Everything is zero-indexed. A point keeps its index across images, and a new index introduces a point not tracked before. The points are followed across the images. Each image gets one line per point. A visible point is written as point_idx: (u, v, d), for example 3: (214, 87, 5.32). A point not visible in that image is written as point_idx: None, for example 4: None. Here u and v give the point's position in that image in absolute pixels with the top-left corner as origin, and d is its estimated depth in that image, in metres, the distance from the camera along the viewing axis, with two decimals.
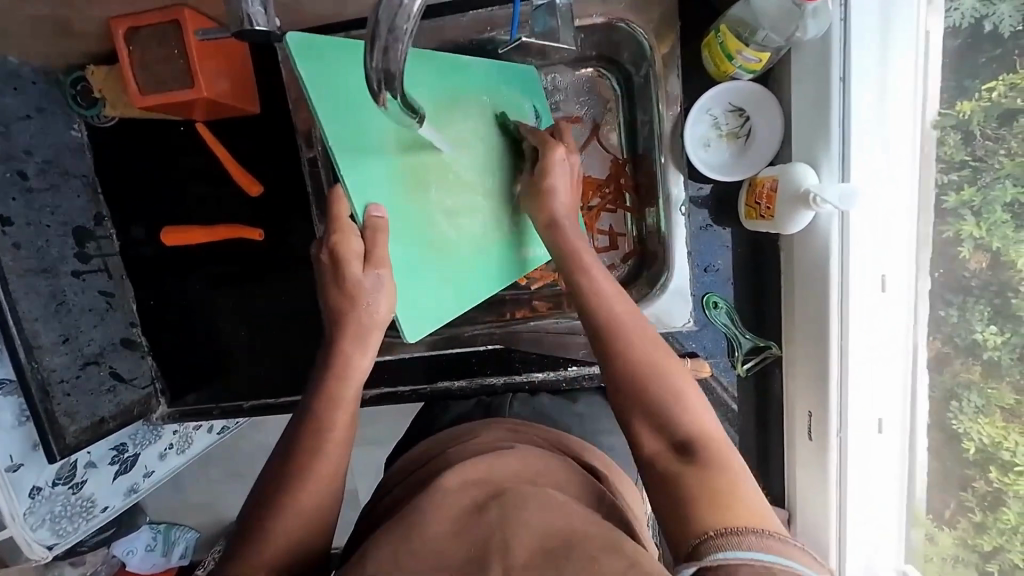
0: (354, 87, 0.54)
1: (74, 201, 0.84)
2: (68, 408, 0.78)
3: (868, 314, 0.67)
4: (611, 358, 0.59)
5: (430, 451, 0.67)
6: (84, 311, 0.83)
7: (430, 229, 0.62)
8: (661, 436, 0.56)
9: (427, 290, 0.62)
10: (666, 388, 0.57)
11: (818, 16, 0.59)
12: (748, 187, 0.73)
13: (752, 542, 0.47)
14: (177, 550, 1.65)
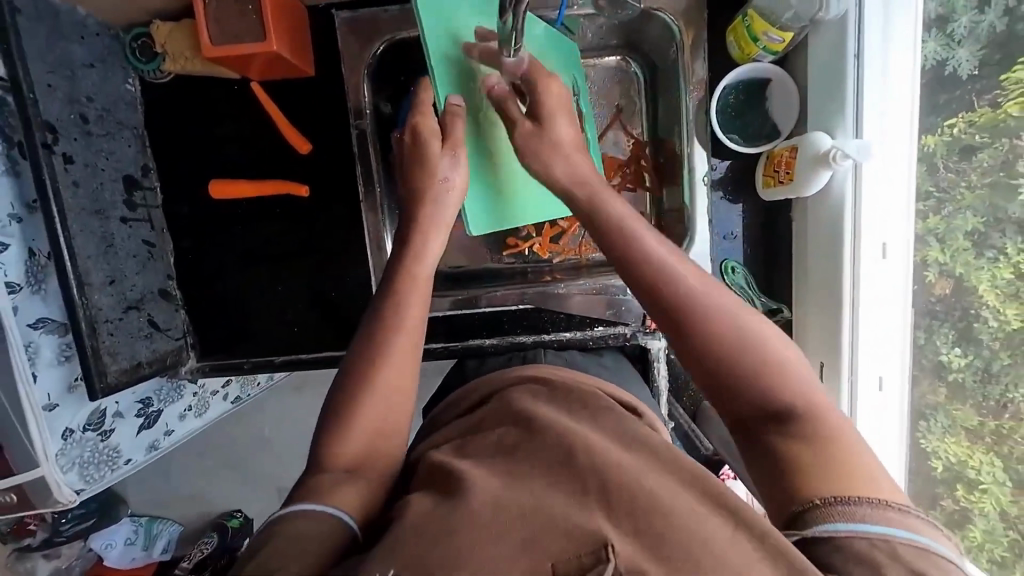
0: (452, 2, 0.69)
1: (126, 150, 0.86)
2: (110, 347, 0.80)
3: (875, 270, 0.74)
4: (677, 319, 0.54)
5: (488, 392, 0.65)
6: (129, 257, 0.85)
7: (498, 141, 0.76)
8: (758, 401, 0.51)
9: (492, 189, 0.76)
10: (753, 344, 0.52)
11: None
12: (766, 159, 0.81)
13: (870, 513, 0.44)
14: (157, 545, 1.63)
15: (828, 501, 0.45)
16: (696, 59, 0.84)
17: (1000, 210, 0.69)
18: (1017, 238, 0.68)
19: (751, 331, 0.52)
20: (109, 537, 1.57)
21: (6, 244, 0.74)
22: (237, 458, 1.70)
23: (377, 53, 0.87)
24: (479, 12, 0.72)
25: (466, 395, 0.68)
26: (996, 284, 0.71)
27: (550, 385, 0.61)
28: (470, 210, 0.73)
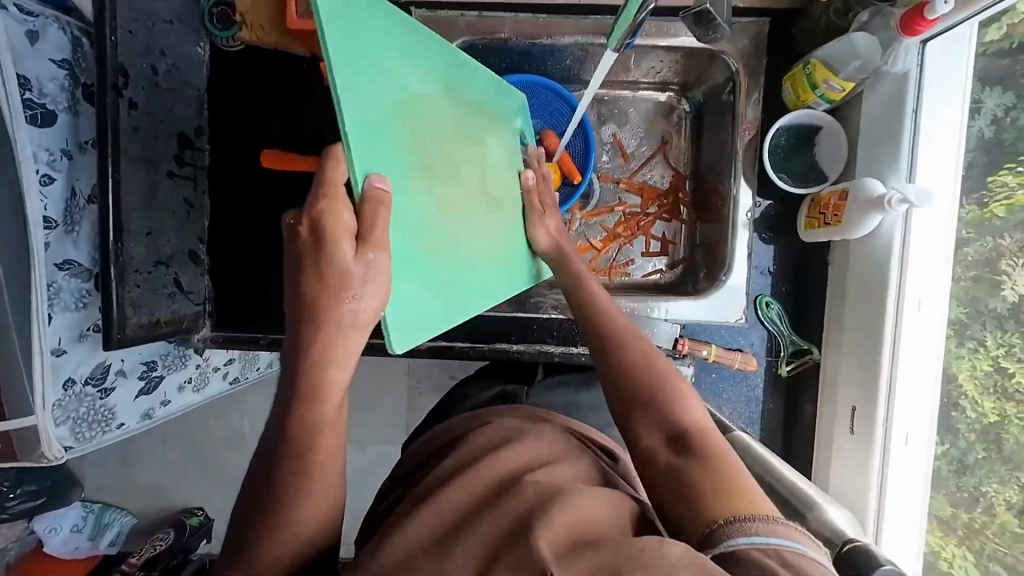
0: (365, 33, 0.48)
1: (185, 109, 0.87)
2: (133, 299, 0.77)
3: (921, 319, 0.74)
4: (608, 355, 0.68)
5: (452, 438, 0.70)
6: (169, 212, 0.84)
7: (434, 222, 0.57)
8: (659, 426, 0.62)
9: (425, 291, 0.55)
10: (662, 375, 0.65)
11: (907, 55, 0.70)
12: (810, 202, 0.84)
13: (760, 527, 0.49)
14: (105, 537, 1.55)
15: (731, 519, 0.51)
16: (752, 100, 0.88)
17: (981, 302, 0.74)
18: (996, 331, 0.73)
19: (665, 371, 0.65)
20: (56, 521, 1.50)
21: (53, 177, 0.73)
22: (212, 451, 1.61)
23: None
24: (387, 42, 0.52)
25: (439, 437, 0.72)
26: (975, 374, 0.74)
27: (522, 426, 0.67)
28: (392, 327, 0.50)
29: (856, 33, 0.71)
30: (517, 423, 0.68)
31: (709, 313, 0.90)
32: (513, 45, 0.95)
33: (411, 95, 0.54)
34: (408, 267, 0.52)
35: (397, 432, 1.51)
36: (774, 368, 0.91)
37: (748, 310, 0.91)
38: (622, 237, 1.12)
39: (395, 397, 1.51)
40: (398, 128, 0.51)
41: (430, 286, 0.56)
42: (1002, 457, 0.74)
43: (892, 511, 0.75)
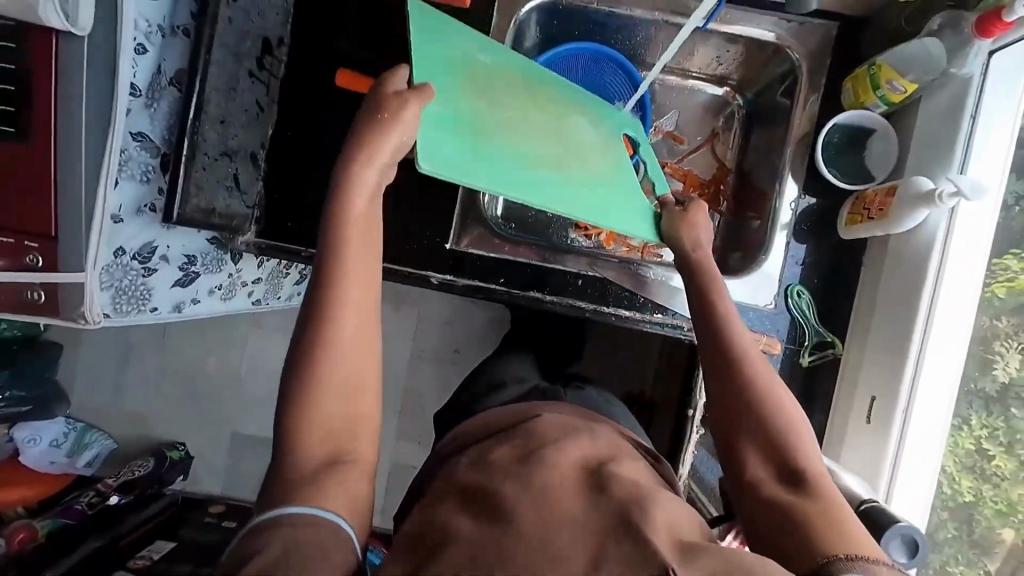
0: (450, 26, 0.78)
1: (273, 17, 0.90)
2: (198, 181, 0.79)
3: (953, 314, 0.76)
4: (734, 373, 0.64)
5: (500, 424, 0.69)
6: (241, 109, 0.86)
7: (484, 125, 0.71)
8: (772, 459, 0.60)
9: (467, 150, 0.66)
10: (786, 414, 0.62)
11: (975, 57, 0.74)
12: (854, 199, 0.88)
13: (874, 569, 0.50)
14: (83, 456, 1.50)
15: (849, 556, 0.52)
16: (810, 98, 0.92)
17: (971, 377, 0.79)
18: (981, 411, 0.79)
19: (786, 400, 0.63)
20: (36, 432, 1.46)
21: (146, 49, 0.75)
22: (209, 383, 1.60)
23: (525, 15, 0.97)
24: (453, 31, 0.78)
25: (490, 419, 0.71)
26: (961, 455, 0.79)
27: (591, 427, 0.66)
28: (438, 165, 0.62)
29: (924, 38, 0.77)
30: (571, 421, 0.67)
31: (741, 295, 0.93)
32: (590, 12, 0.99)
33: (465, 56, 0.76)
34: (449, 127, 0.67)
35: (400, 388, 1.51)
36: (796, 357, 0.92)
37: (778, 296, 0.93)
38: None
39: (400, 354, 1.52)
40: (452, 60, 0.74)
41: (471, 154, 0.67)
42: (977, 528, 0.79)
43: (901, 499, 0.76)
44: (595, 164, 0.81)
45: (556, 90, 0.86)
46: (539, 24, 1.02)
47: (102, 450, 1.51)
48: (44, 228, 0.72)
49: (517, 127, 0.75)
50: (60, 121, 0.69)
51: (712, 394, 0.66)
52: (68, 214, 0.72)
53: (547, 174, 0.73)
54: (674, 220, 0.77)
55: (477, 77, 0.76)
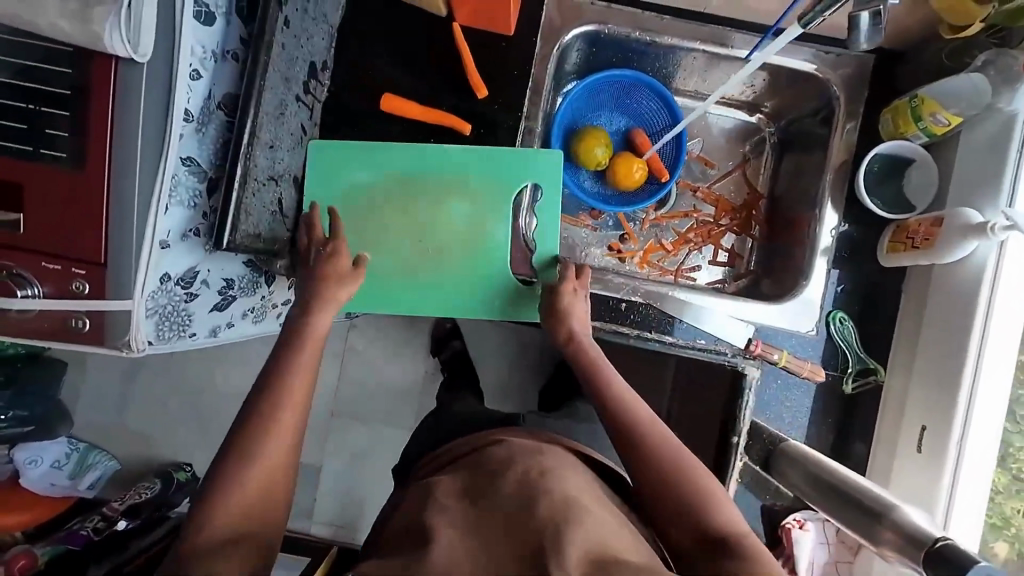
0: (353, 162, 0.91)
1: (320, 42, 0.90)
2: (249, 207, 0.78)
3: (1006, 345, 0.76)
4: (637, 452, 0.68)
5: (495, 437, 0.73)
6: (288, 134, 0.85)
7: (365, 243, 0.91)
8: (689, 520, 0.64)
9: (370, 285, 0.92)
10: (695, 474, 0.66)
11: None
12: (894, 228, 0.89)
13: None
14: (86, 478, 1.45)
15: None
16: (848, 127, 0.94)
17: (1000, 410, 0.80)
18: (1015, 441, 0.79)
19: (691, 464, 0.67)
20: (37, 452, 1.41)
21: (201, 74, 0.75)
22: (214, 403, 1.51)
23: (566, 42, 0.99)
24: (345, 153, 0.91)
25: (480, 435, 0.76)
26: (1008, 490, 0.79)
27: (550, 444, 0.70)
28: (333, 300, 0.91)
29: (966, 75, 0.78)
30: (536, 440, 0.70)
31: (784, 321, 0.94)
32: (630, 41, 1.00)
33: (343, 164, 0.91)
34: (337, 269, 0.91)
35: (422, 410, 1.48)
36: (840, 384, 0.94)
37: (820, 322, 0.94)
38: (693, 242, 1.16)
39: (424, 369, 1.52)
40: (348, 201, 0.91)
41: (371, 284, 0.92)
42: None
43: (960, 523, 0.75)
44: (481, 232, 0.91)
45: (442, 172, 0.91)
46: (579, 51, 1.03)
47: (107, 472, 1.45)
48: (94, 254, 0.70)
49: (374, 234, 0.91)
50: (114, 146, 0.68)
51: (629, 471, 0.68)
52: (118, 241, 0.70)
53: (436, 283, 0.92)
54: (554, 307, 0.83)
55: (365, 182, 0.91)
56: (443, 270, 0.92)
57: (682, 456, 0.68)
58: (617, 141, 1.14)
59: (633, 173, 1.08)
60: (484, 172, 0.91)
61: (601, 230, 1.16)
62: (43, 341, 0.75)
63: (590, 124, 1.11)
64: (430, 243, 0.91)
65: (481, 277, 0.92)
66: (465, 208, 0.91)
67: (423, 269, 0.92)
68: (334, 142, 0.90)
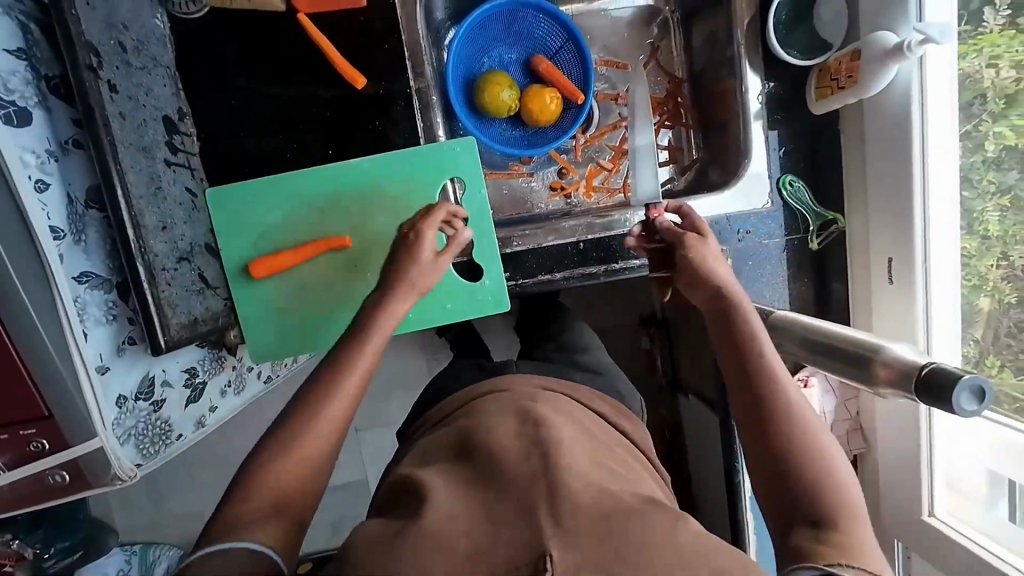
0: (245, 211, 0.86)
1: (161, 89, 0.79)
2: (171, 298, 0.72)
3: (946, 163, 0.78)
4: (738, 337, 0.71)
5: (489, 391, 0.78)
6: (176, 205, 0.78)
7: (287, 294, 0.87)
8: (816, 495, 0.59)
9: (351, 318, 0.89)
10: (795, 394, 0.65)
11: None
12: (818, 73, 0.86)
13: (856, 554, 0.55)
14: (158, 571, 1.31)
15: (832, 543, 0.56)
16: None
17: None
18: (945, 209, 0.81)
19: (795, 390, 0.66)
20: (100, 569, 1.28)
21: (48, 182, 0.66)
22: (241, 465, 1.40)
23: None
24: (233, 205, 0.85)
25: (465, 396, 0.80)
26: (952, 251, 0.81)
27: (534, 392, 0.76)
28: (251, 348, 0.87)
29: None
30: (528, 392, 0.76)
31: (737, 205, 0.93)
32: None
33: (235, 218, 0.86)
34: (255, 321, 0.88)
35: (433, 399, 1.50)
36: (805, 244, 0.94)
37: (772, 193, 0.93)
38: (630, 152, 1.11)
39: (428, 351, 1.53)
40: (257, 249, 0.86)
41: None
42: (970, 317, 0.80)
43: (940, 342, 0.81)
44: None
45: (353, 180, 0.87)
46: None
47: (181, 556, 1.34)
48: (37, 411, 0.66)
49: (316, 280, 0.87)
50: None
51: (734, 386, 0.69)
52: (51, 386, 0.65)
53: None
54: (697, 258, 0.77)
55: (262, 228, 0.86)
56: None
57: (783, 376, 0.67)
58: (520, 76, 1.05)
59: (546, 109, 1.01)
60: (396, 172, 0.87)
61: (536, 173, 1.11)
62: (31, 503, 0.72)
63: (486, 69, 1.02)
64: (364, 264, 0.88)
65: None
66: (388, 217, 0.88)
67: (365, 292, 0.89)
68: (223, 188, 0.85)
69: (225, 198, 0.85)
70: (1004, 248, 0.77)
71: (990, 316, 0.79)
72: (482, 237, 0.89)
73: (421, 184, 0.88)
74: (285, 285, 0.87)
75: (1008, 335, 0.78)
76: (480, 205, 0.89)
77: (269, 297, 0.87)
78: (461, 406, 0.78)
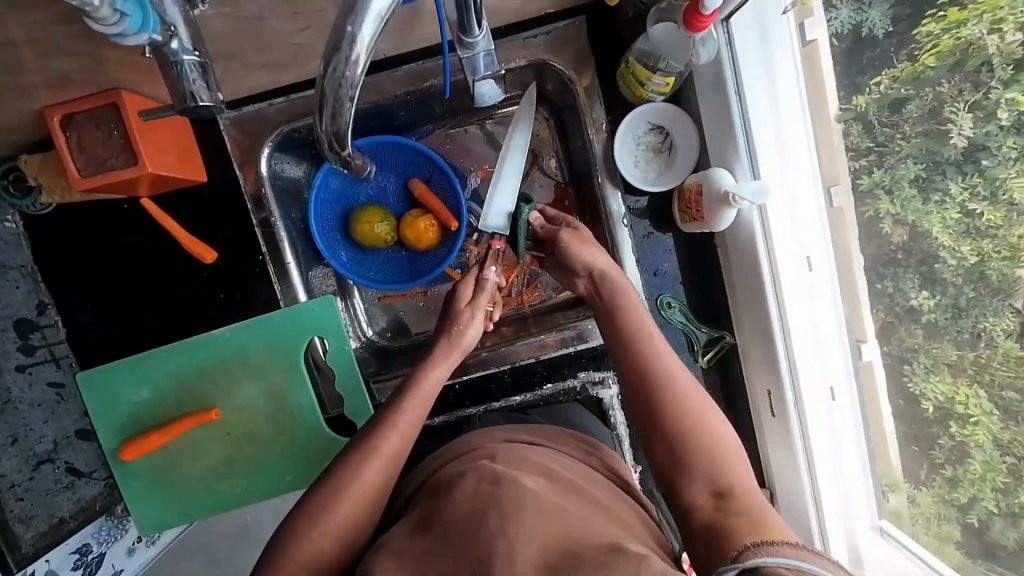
0: (116, 392, 0.86)
1: (14, 293, 0.80)
2: (21, 514, 0.73)
3: (805, 292, 0.76)
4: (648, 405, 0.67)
5: (453, 452, 0.70)
6: (32, 407, 0.79)
7: (164, 470, 0.87)
8: (706, 474, 0.62)
9: (231, 487, 0.88)
10: (696, 409, 0.65)
11: (707, 44, 0.70)
12: (677, 195, 0.82)
13: (786, 549, 0.52)
14: None
15: (755, 544, 0.54)
16: (592, 102, 0.84)
17: (935, 152, 0.64)
18: (958, 177, 0.63)
19: (691, 403, 0.66)
20: None
21: None
22: None
23: (270, 151, 0.85)
24: (102, 389, 0.86)
25: (435, 456, 0.73)
26: (947, 225, 0.65)
27: (493, 448, 0.68)
28: (139, 521, 0.87)
29: (655, 27, 0.71)
30: (484, 447, 0.69)
31: None
32: None
33: (105, 401, 0.86)
34: (141, 497, 0.87)
35: None
36: (694, 362, 0.89)
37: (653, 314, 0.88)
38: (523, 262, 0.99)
39: None
40: (132, 427, 0.86)
41: (249, 487, 0.89)
42: (993, 289, 0.63)
43: (823, 465, 0.78)
44: (281, 401, 0.88)
45: (217, 351, 0.86)
46: (291, 152, 0.88)
47: None
48: None
49: (191, 453, 0.87)
50: None
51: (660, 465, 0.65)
52: None
53: (272, 468, 0.89)
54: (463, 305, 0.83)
55: (134, 406, 0.86)
56: (264, 453, 0.88)
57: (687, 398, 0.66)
58: (398, 202, 1.02)
59: (423, 236, 0.97)
60: (262, 335, 0.86)
61: (430, 289, 1.02)
62: None
63: (360, 203, 0.99)
64: (239, 431, 0.87)
65: (299, 446, 0.88)
66: (257, 383, 0.87)
67: (241, 460, 0.88)
68: (92, 371, 0.85)
69: (94, 382, 0.86)
70: None
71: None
72: (355, 393, 0.89)
73: (290, 344, 0.87)
74: (160, 461, 0.87)
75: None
76: (348, 355, 0.88)
77: (145, 474, 0.87)
78: (423, 479, 0.69)
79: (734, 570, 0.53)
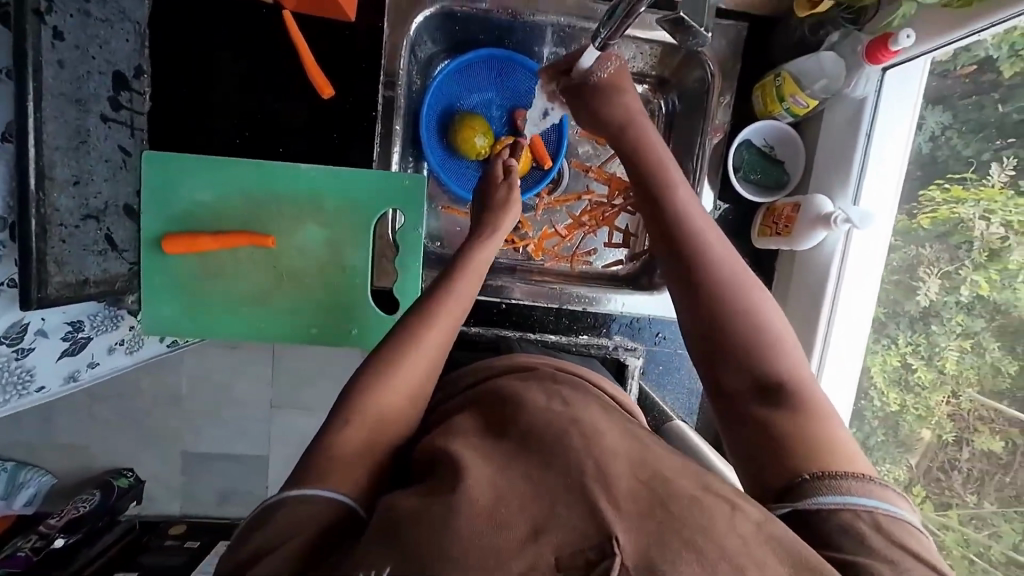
0: (173, 182, 0.84)
1: (123, 44, 0.78)
2: (59, 256, 0.68)
3: (848, 332, 0.84)
4: (692, 290, 0.59)
5: (507, 365, 0.65)
6: (100, 160, 0.76)
7: (191, 279, 0.85)
8: (757, 367, 0.54)
9: (257, 322, 0.87)
10: (746, 305, 0.57)
11: (867, 81, 0.77)
12: (764, 211, 0.90)
13: (854, 486, 0.47)
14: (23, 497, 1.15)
15: (814, 477, 0.48)
16: (724, 103, 0.90)
17: (898, 304, 0.82)
18: (904, 330, 0.81)
19: (738, 288, 0.58)
20: None
21: None
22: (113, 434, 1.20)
23: (421, 21, 0.87)
24: (162, 174, 0.83)
25: (484, 368, 0.67)
26: (884, 368, 0.83)
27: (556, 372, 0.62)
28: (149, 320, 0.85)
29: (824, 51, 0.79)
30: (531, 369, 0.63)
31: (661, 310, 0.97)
32: (494, 18, 0.89)
33: (162, 186, 0.83)
34: (160, 294, 0.85)
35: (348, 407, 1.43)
36: None
37: None
38: (586, 226, 1.01)
39: None
40: (181, 221, 0.84)
41: (274, 325, 0.87)
42: (896, 441, 0.82)
43: None
44: (335, 256, 0.88)
45: (293, 184, 0.85)
46: (434, 27, 0.90)
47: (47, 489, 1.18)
48: None
49: (228, 271, 0.86)
50: None
51: (695, 340, 0.58)
52: None
53: (301, 318, 0.88)
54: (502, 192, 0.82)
55: (189, 202, 0.84)
56: (299, 300, 0.87)
57: (733, 286, 0.58)
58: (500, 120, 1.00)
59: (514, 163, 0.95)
60: (339, 185, 0.86)
61: None
62: None
63: (464, 109, 0.97)
64: (283, 269, 0.87)
65: (336, 307, 0.89)
66: (321, 230, 0.87)
67: (276, 298, 0.87)
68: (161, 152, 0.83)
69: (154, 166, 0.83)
70: (954, 386, 0.76)
71: (928, 447, 0.79)
72: (408, 277, 0.90)
73: (366, 206, 0.87)
74: (196, 266, 0.85)
75: (939, 468, 0.78)
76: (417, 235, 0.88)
77: (177, 274, 0.85)
78: (478, 381, 0.64)
79: (789, 507, 0.48)
